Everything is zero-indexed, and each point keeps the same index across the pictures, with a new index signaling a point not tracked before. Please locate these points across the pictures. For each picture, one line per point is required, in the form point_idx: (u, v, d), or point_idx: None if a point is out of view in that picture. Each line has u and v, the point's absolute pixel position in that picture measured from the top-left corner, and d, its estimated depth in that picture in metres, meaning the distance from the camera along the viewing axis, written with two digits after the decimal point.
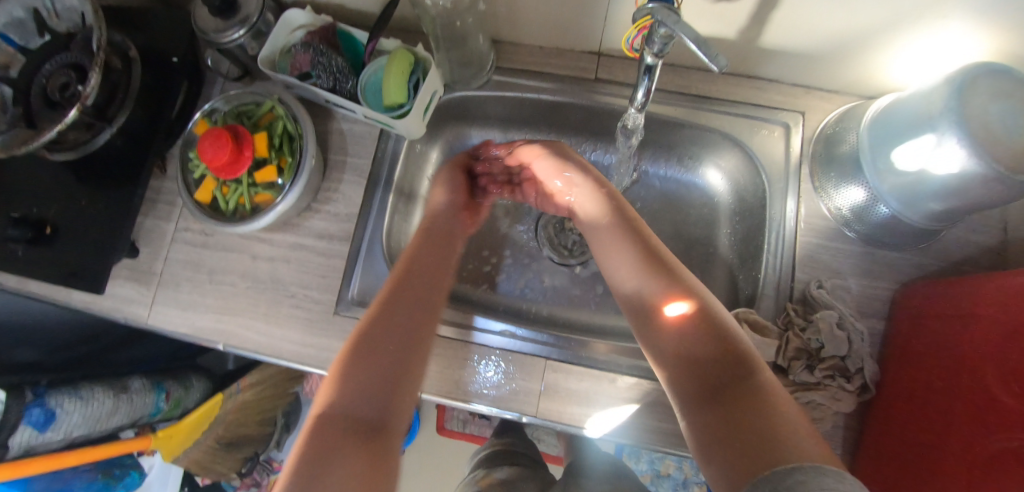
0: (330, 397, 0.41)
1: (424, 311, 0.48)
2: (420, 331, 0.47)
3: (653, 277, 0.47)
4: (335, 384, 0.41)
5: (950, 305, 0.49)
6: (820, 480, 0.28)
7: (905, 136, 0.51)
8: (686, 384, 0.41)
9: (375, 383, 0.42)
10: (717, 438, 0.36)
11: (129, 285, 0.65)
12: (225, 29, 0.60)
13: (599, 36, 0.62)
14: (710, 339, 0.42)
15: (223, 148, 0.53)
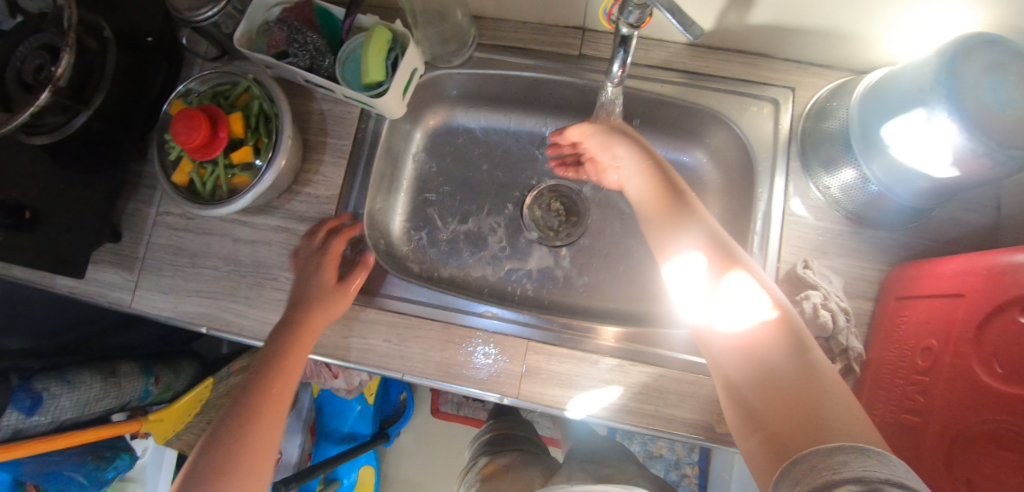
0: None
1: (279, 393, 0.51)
2: (268, 418, 0.49)
3: (684, 239, 0.51)
4: (188, 465, 0.46)
5: (937, 285, 0.48)
6: (861, 460, 0.31)
7: (896, 111, 0.49)
8: (729, 354, 0.45)
9: (219, 465, 0.45)
10: (762, 408, 0.40)
11: (112, 269, 0.65)
12: (199, 6, 0.59)
13: (582, 10, 0.60)
14: (745, 303, 0.45)
15: (197, 128, 0.52)
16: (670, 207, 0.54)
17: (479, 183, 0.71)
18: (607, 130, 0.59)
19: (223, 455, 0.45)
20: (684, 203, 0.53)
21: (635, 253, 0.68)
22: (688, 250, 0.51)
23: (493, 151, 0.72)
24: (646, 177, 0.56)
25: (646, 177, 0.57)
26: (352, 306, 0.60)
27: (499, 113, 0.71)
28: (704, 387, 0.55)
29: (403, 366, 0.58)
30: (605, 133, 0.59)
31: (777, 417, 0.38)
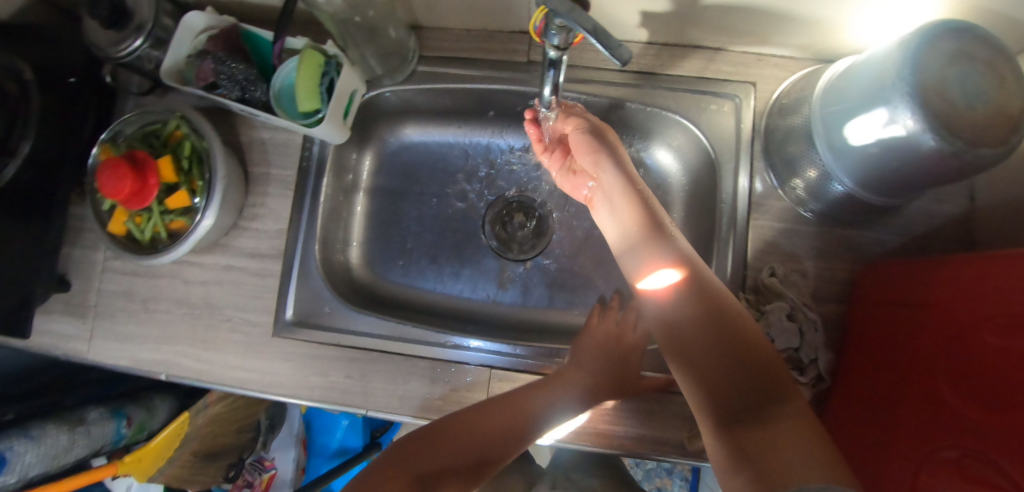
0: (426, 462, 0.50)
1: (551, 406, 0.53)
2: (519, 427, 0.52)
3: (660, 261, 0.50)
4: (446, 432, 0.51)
5: (907, 291, 0.46)
6: None
7: (860, 109, 0.46)
8: (697, 365, 0.46)
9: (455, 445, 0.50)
10: (745, 449, 0.40)
11: (64, 319, 0.63)
12: (120, 40, 0.56)
13: (526, 14, 0.56)
14: (719, 319, 0.46)
15: (122, 178, 0.50)
16: (645, 227, 0.52)
17: (438, 200, 0.68)
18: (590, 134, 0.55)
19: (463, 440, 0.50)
20: (666, 235, 0.51)
21: (601, 263, 0.66)
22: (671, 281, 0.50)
23: (450, 166, 0.69)
24: (625, 199, 0.54)
25: (626, 201, 0.53)
26: (310, 344, 0.58)
27: (452, 125, 0.68)
28: (673, 404, 0.54)
29: (365, 401, 0.56)
30: (591, 137, 0.55)
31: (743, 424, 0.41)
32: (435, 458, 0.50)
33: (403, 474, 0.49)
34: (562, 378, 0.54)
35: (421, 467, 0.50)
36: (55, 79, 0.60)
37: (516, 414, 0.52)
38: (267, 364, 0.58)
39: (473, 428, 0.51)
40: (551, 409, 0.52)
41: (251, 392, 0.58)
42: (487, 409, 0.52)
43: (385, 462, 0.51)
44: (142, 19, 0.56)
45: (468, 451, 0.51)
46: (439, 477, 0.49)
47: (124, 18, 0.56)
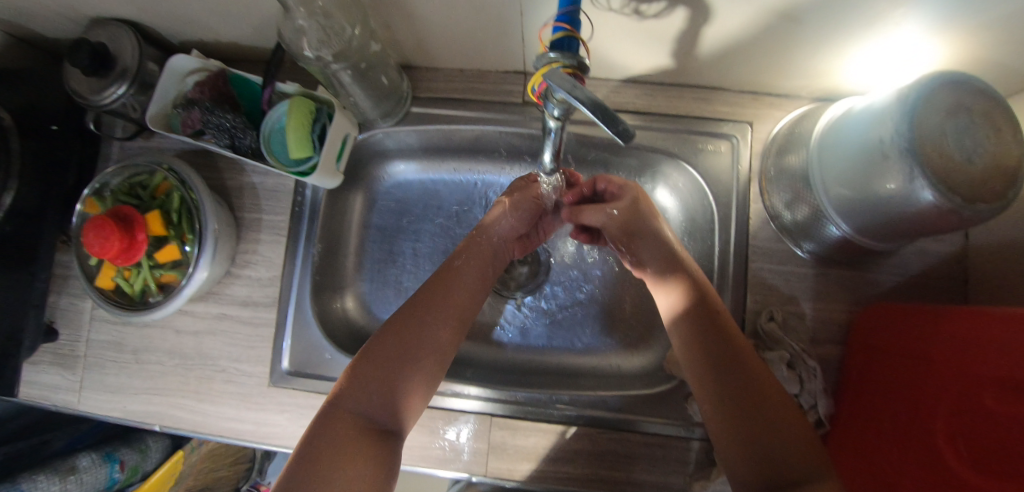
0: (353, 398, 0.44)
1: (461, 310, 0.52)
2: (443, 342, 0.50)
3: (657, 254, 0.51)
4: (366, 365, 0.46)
5: (907, 339, 0.46)
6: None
7: (859, 157, 0.46)
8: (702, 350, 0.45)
9: (382, 377, 0.46)
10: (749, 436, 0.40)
11: (52, 370, 0.61)
12: (104, 87, 0.54)
13: (521, 55, 0.56)
14: (712, 317, 0.46)
15: (109, 237, 0.48)
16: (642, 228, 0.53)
17: (433, 238, 0.68)
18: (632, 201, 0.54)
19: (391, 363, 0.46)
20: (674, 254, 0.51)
21: (599, 300, 0.66)
22: (692, 323, 0.46)
23: (445, 203, 0.68)
24: (656, 257, 0.51)
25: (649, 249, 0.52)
26: (307, 394, 0.57)
27: (446, 162, 0.67)
28: (673, 449, 0.54)
29: None
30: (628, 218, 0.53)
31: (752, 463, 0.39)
32: (371, 391, 0.45)
33: (347, 418, 0.43)
34: (451, 269, 0.53)
35: (363, 406, 0.44)
36: (37, 127, 0.58)
37: (432, 318, 0.50)
38: (264, 415, 0.57)
39: (399, 351, 0.47)
40: (462, 298, 0.52)
41: (247, 443, 0.58)
42: (398, 326, 0.48)
43: (319, 426, 0.43)
44: (126, 65, 0.55)
45: (400, 376, 0.46)
46: (387, 401, 0.45)
47: (107, 65, 0.54)
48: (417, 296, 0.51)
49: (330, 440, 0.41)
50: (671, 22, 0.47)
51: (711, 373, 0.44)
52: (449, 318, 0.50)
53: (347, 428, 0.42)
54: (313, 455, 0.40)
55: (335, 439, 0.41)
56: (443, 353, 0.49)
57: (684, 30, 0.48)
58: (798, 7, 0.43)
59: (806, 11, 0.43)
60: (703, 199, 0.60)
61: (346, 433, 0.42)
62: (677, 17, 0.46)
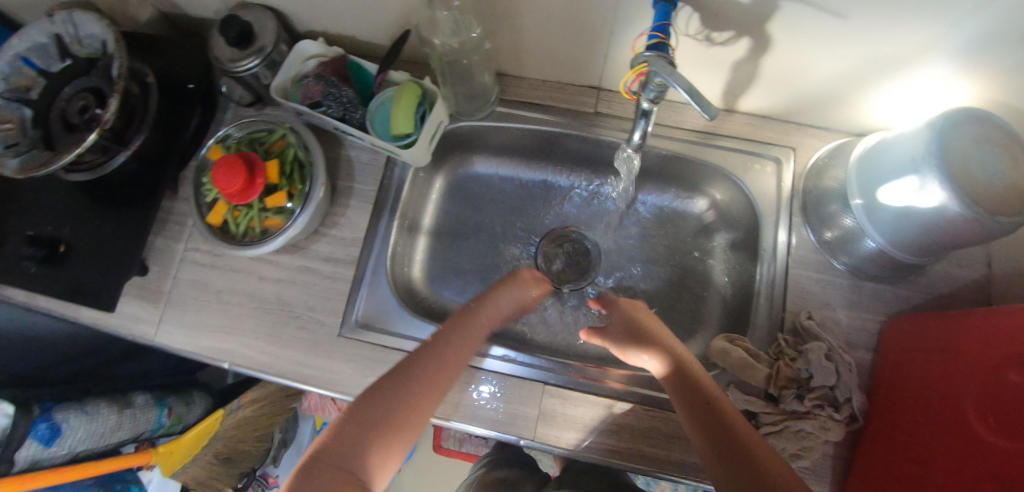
0: (327, 456, 0.44)
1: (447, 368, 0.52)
2: (428, 398, 0.50)
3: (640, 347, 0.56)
4: (342, 427, 0.46)
5: (938, 339, 0.51)
6: None
7: (893, 176, 0.53)
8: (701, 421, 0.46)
9: (359, 436, 0.45)
10: None
11: (136, 303, 0.66)
12: (241, 58, 0.63)
13: (600, 72, 0.65)
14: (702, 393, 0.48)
15: (236, 176, 0.55)
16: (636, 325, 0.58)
17: (497, 227, 0.75)
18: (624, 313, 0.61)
19: (369, 418, 0.46)
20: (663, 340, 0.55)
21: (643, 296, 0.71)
22: (683, 401, 0.48)
23: (509, 197, 0.76)
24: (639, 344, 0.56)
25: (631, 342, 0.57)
26: (374, 347, 0.62)
27: (515, 161, 0.75)
28: None
29: None
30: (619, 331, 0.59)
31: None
32: (348, 449, 0.44)
33: (328, 474, 0.42)
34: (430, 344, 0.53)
35: (349, 461, 0.44)
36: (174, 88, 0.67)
37: (422, 378, 0.50)
38: (331, 361, 0.62)
39: (371, 423, 0.46)
40: (436, 378, 0.51)
41: (310, 387, 0.61)
42: (373, 402, 0.47)
43: (303, 480, 0.42)
44: (262, 43, 0.63)
45: (375, 434, 0.46)
46: (358, 471, 0.43)
47: (247, 42, 0.63)
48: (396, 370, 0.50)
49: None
50: (735, 50, 0.56)
51: (715, 446, 0.43)
52: (427, 393, 0.50)
53: (329, 480, 0.41)
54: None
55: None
56: (424, 411, 0.49)
57: (747, 58, 0.57)
58: (846, 45, 0.52)
59: (849, 47, 0.52)
60: (748, 212, 0.67)
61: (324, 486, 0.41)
62: (742, 46, 0.55)
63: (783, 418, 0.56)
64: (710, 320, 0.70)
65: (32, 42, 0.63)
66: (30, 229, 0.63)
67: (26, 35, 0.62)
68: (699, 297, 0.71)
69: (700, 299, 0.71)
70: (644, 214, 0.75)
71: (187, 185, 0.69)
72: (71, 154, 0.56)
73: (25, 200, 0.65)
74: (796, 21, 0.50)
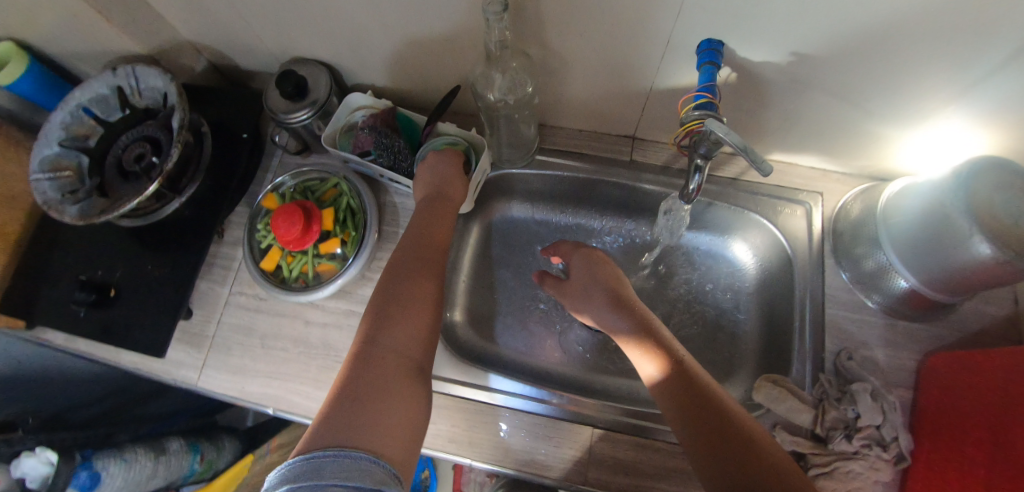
0: (370, 342, 0.49)
1: (435, 271, 0.57)
2: (430, 303, 0.54)
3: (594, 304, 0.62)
4: (373, 315, 0.51)
5: (978, 376, 0.52)
6: None
7: (921, 218, 0.56)
8: (687, 403, 0.48)
9: (393, 321, 0.51)
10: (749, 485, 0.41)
11: (180, 347, 0.66)
12: (294, 110, 0.65)
13: (635, 123, 0.69)
14: (688, 376, 0.50)
15: (295, 224, 0.58)
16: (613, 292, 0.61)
17: (535, 268, 0.78)
18: (585, 263, 0.66)
19: (396, 311, 0.51)
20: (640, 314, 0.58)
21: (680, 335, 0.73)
22: (675, 384, 0.50)
23: (545, 240, 0.79)
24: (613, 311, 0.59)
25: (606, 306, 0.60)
26: None
27: (551, 205, 0.78)
28: None
29: (472, 451, 0.60)
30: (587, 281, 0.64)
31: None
32: (389, 333, 0.50)
33: (378, 357, 0.47)
34: (420, 243, 0.58)
35: (389, 345, 0.49)
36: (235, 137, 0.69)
37: (420, 280, 0.55)
38: None
39: (395, 311, 0.51)
40: (435, 270, 0.57)
41: None
42: (390, 296, 0.53)
43: (357, 363, 0.47)
44: (316, 96, 0.66)
45: (404, 324, 0.51)
46: (402, 350, 0.49)
47: (302, 95, 0.66)
48: (394, 266, 0.57)
49: (367, 382, 0.45)
50: (766, 105, 0.61)
51: (701, 430, 0.45)
52: (427, 295, 0.54)
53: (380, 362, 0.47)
54: (351, 400, 0.43)
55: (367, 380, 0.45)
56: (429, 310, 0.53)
57: (777, 112, 0.61)
58: (873, 101, 0.56)
59: (873, 103, 0.56)
60: (781, 254, 0.70)
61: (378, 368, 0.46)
62: (772, 102, 0.60)
63: (833, 459, 0.56)
64: (747, 358, 0.71)
65: (95, 94, 0.66)
66: (83, 274, 0.67)
67: (90, 87, 0.65)
68: (733, 335, 0.73)
69: (735, 338, 0.73)
70: (677, 254, 0.78)
71: (233, 230, 0.71)
72: (133, 202, 0.58)
73: (87, 244, 0.68)
74: (825, 81, 0.54)
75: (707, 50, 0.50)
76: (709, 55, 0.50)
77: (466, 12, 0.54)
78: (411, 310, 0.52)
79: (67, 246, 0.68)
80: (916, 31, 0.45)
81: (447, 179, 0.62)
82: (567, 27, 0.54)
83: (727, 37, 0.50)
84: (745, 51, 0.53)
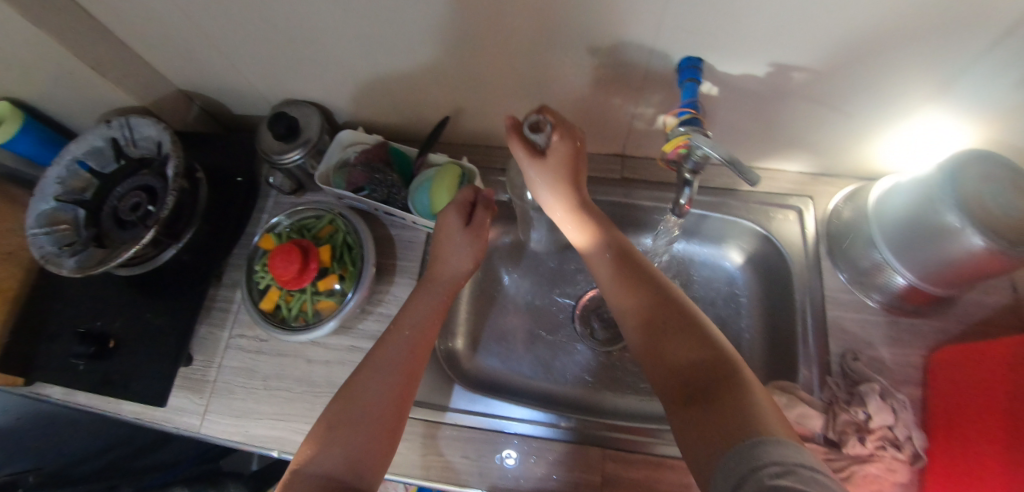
0: (312, 452, 0.47)
1: (403, 371, 0.53)
2: (390, 404, 0.51)
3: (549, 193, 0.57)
4: (326, 418, 0.50)
5: (987, 368, 0.52)
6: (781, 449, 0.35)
7: (928, 230, 0.55)
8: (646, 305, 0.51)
9: (341, 430, 0.48)
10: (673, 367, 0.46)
11: (182, 394, 0.66)
12: (287, 150, 0.66)
13: (623, 141, 0.70)
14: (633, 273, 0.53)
15: (292, 263, 0.58)
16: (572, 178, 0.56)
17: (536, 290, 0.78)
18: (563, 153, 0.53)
19: (346, 418, 0.49)
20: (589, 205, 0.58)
21: None
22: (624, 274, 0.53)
23: (544, 263, 0.80)
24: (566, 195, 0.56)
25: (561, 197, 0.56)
26: (429, 422, 0.62)
27: None
28: None
29: (483, 482, 0.59)
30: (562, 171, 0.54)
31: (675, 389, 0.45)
32: (330, 444, 0.47)
33: (314, 472, 0.45)
34: (406, 335, 0.56)
35: (328, 457, 0.46)
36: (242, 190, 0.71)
37: (381, 382, 0.52)
38: None
39: (346, 416, 0.49)
40: (406, 374, 0.53)
41: None
42: (337, 405, 0.50)
43: (294, 476, 0.46)
44: (308, 135, 0.67)
45: (350, 432, 0.48)
46: (338, 469, 0.46)
47: (295, 135, 0.67)
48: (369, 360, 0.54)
49: None
50: (749, 116, 0.62)
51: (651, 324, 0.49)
52: (387, 397, 0.51)
53: (314, 479, 0.45)
54: None
55: None
56: (386, 415, 0.50)
57: (761, 121, 0.63)
58: (851, 104, 0.57)
59: (853, 105, 0.57)
60: (778, 259, 0.70)
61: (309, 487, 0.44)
62: (754, 113, 0.61)
63: (849, 463, 0.55)
64: (754, 366, 0.71)
65: (91, 146, 0.67)
66: (81, 325, 0.66)
67: (86, 140, 0.66)
68: (739, 343, 0.73)
69: (740, 346, 0.72)
70: (675, 265, 0.78)
71: (231, 272, 0.71)
72: (130, 251, 0.58)
73: (84, 295, 0.68)
74: (803, 87, 0.56)
75: (688, 68, 0.52)
76: (690, 72, 0.52)
77: (452, 46, 0.56)
78: (363, 415, 0.49)
79: (66, 298, 0.68)
80: (884, 36, 0.47)
81: (460, 252, 0.62)
82: (551, 54, 0.55)
83: (705, 54, 0.52)
84: (724, 66, 0.54)
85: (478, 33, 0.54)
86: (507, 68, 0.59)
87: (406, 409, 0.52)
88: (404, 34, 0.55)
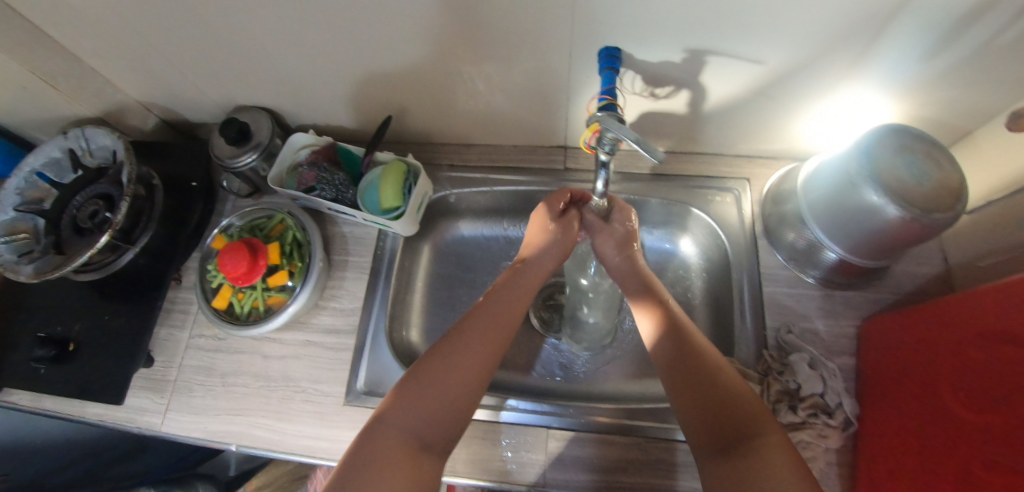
0: (392, 411, 0.48)
1: (495, 339, 0.53)
2: (477, 373, 0.51)
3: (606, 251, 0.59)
4: (406, 377, 0.50)
5: (908, 333, 0.54)
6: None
7: (863, 215, 0.56)
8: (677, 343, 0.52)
9: (422, 391, 0.49)
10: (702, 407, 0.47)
11: (143, 394, 0.68)
12: (240, 155, 0.69)
13: (564, 133, 0.73)
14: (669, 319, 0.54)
15: (241, 259, 0.61)
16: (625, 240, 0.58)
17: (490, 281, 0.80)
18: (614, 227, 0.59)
19: (425, 382, 0.49)
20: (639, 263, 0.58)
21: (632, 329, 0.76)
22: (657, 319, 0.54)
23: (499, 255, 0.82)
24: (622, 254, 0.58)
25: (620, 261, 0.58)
26: None
27: (499, 219, 0.81)
28: None
29: None
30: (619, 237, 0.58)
31: (715, 432, 0.46)
32: (411, 409, 0.48)
33: (394, 431, 0.47)
34: (495, 308, 0.55)
35: (407, 419, 0.47)
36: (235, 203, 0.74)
37: (465, 351, 0.51)
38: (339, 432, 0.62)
39: (430, 381, 0.49)
40: (491, 345, 0.52)
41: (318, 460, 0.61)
42: (423, 366, 0.50)
43: (366, 435, 0.46)
44: (259, 139, 0.70)
45: (432, 399, 0.49)
46: (418, 429, 0.47)
47: (246, 140, 0.69)
48: (466, 324, 0.54)
49: (369, 453, 0.45)
50: (677, 102, 0.64)
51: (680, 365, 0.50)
52: (472, 366, 0.51)
53: (393, 437, 0.46)
54: (357, 466, 0.44)
55: (370, 460, 0.44)
56: (470, 383, 0.50)
57: (690, 107, 0.65)
58: (770, 87, 0.60)
59: (773, 87, 0.60)
60: (718, 240, 0.73)
61: (387, 442, 0.46)
62: (681, 99, 0.64)
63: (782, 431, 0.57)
64: None
65: (48, 157, 0.69)
66: (42, 331, 0.68)
67: (44, 151, 0.69)
68: None
69: None
70: None
71: (190, 275, 0.73)
72: (85, 256, 0.61)
73: (45, 303, 0.70)
74: (721, 72, 0.58)
75: (606, 57, 0.55)
76: (608, 61, 0.54)
77: (385, 48, 0.59)
78: (445, 384, 0.49)
79: (26, 306, 0.70)
80: (788, 21, 0.50)
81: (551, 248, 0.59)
82: (478, 51, 0.58)
83: (622, 43, 0.55)
84: (642, 54, 0.56)
85: (407, 34, 0.56)
86: (441, 67, 0.61)
87: (489, 377, 0.52)
88: (338, 39, 0.58)
